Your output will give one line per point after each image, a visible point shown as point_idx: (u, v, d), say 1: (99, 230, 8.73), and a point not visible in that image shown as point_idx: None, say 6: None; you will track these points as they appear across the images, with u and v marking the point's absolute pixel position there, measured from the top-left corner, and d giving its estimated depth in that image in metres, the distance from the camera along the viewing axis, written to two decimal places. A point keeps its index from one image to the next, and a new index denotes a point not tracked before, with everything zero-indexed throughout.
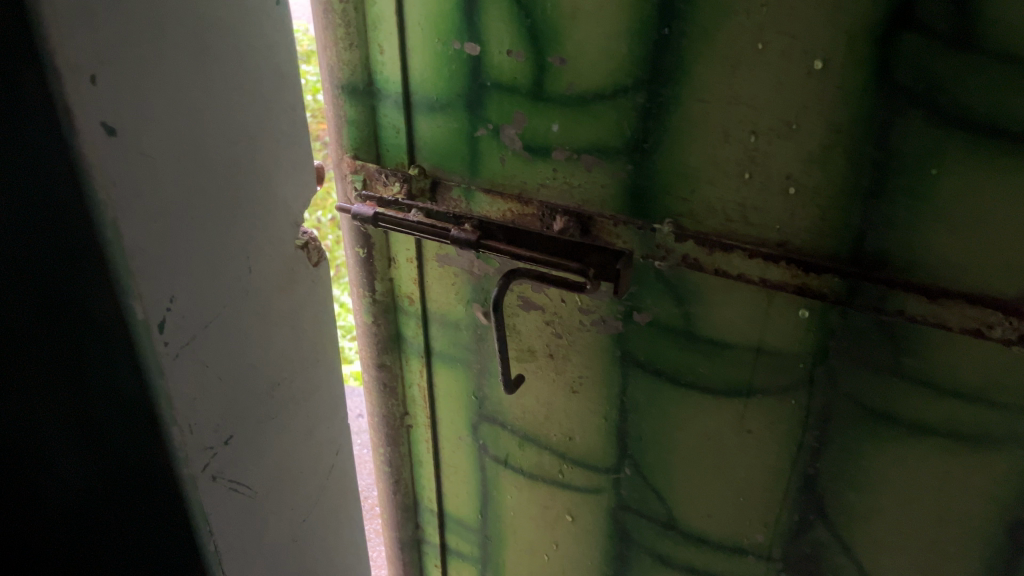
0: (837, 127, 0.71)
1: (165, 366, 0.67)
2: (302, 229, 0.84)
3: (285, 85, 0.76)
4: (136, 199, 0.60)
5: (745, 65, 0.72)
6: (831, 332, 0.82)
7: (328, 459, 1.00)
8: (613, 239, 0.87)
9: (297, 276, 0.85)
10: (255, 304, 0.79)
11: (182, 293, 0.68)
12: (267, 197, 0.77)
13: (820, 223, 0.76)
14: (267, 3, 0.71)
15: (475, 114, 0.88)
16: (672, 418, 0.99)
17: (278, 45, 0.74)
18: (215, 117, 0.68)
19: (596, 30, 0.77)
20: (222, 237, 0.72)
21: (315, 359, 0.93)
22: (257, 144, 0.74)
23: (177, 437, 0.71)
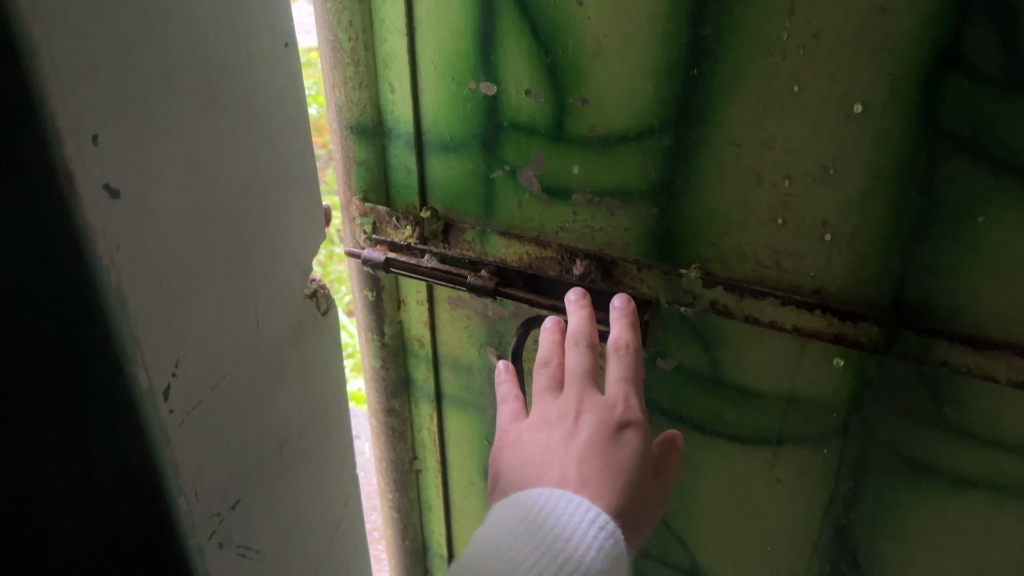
0: (876, 172, 0.68)
1: (171, 434, 0.63)
2: (310, 278, 0.81)
3: (293, 130, 0.72)
4: (141, 260, 0.56)
5: (780, 107, 0.68)
6: (868, 381, 0.78)
7: (336, 512, 0.95)
8: (637, 283, 0.84)
9: (308, 328, 0.80)
10: (264, 361, 0.74)
11: (188, 356, 0.63)
12: (276, 248, 0.72)
13: (857, 270, 0.73)
14: (275, 45, 0.67)
15: (490, 155, 0.84)
16: (697, 464, 0.95)
17: (285, 89, 0.70)
18: (222, 169, 0.63)
19: (621, 69, 0.73)
20: (230, 294, 0.67)
21: (323, 409, 0.88)
22: (264, 194, 0.69)
23: (182, 505, 0.66)
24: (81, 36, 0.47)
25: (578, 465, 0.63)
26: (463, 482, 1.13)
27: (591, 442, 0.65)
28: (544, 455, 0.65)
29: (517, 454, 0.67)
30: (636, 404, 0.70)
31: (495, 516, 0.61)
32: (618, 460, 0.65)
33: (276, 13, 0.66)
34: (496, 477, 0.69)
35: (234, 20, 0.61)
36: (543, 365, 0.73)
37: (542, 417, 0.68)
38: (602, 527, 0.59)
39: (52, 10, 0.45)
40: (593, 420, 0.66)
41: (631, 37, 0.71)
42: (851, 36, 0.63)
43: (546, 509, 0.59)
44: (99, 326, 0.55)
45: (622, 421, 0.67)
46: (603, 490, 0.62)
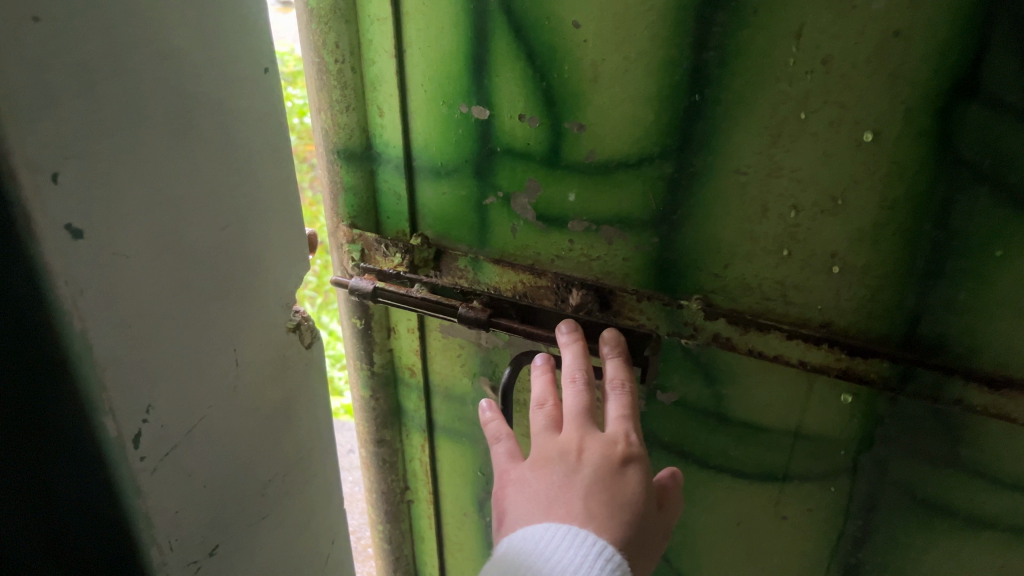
0: (889, 204, 0.64)
1: (142, 484, 0.58)
2: (295, 309, 0.74)
3: (279, 158, 0.67)
4: (110, 306, 0.51)
5: (787, 135, 0.65)
6: (879, 419, 0.75)
7: (324, 548, 0.90)
8: (636, 314, 0.80)
9: (288, 361, 0.74)
10: (246, 403, 0.69)
11: (162, 400, 0.58)
12: (259, 282, 0.68)
13: (868, 304, 0.69)
14: (258, 73, 0.62)
15: (484, 181, 0.80)
16: (699, 499, 0.91)
17: (270, 123, 0.65)
18: (200, 202, 0.59)
19: (621, 95, 0.69)
20: (210, 333, 0.62)
21: (308, 448, 0.82)
22: (247, 228, 0.64)
23: (156, 557, 0.62)
24: (41, 70, 0.44)
25: (584, 503, 0.58)
26: (456, 513, 1.09)
27: (596, 478, 0.60)
28: (547, 495, 0.60)
29: (518, 495, 0.62)
30: (637, 440, 0.65)
31: (497, 554, 0.57)
32: (623, 498, 0.60)
33: (261, 38, 0.61)
34: (497, 522, 0.63)
35: (212, 47, 0.57)
36: (538, 405, 0.68)
37: (542, 454, 0.63)
38: (608, 559, 0.54)
39: (7, 42, 0.41)
40: (596, 456, 0.61)
41: (632, 61, 0.68)
42: (864, 63, 0.60)
43: (549, 543, 0.55)
44: (65, 373, 0.52)
45: (626, 456, 0.62)
46: (611, 529, 0.57)
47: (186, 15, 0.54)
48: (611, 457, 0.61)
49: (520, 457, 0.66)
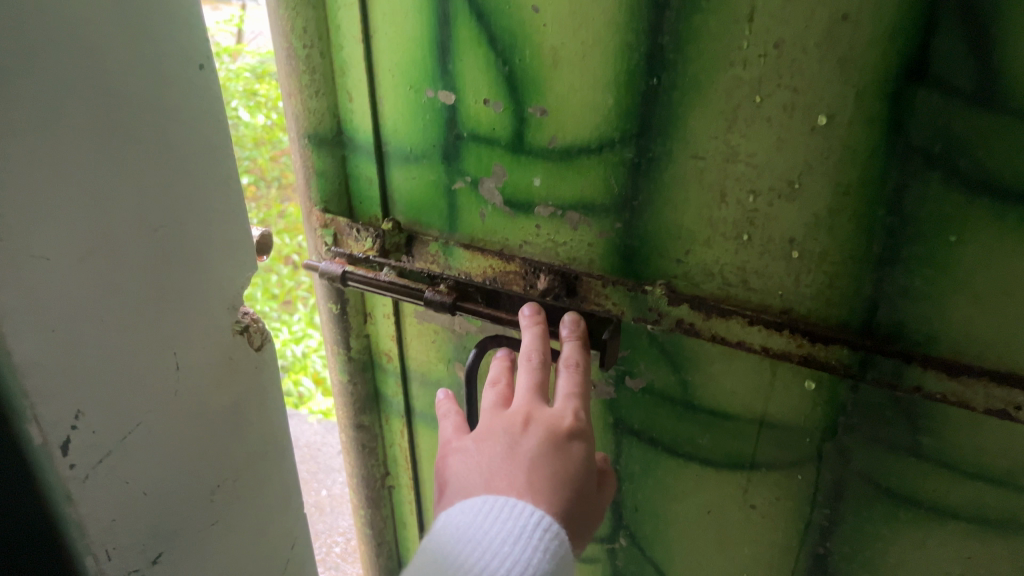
0: (845, 189, 0.64)
1: (74, 492, 0.59)
2: (244, 310, 0.74)
3: (215, 157, 0.66)
4: (25, 313, 0.52)
5: (742, 120, 0.65)
6: (842, 407, 0.75)
7: (283, 553, 0.88)
8: (602, 300, 0.80)
9: (236, 365, 0.74)
10: (191, 404, 0.69)
11: (93, 406, 0.59)
12: (203, 286, 0.68)
13: (827, 290, 0.69)
14: (187, 69, 0.62)
15: (452, 166, 0.81)
16: (670, 486, 0.91)
17: (204, 119, 0.64)
18: (130, 203, 0.59)
19: (581, 79, 0.70)
20: (148, 335, 0.63)
21: (264, 451, 0.81)
22: (183, 230, 0.64)
23: (91, 565, 0.63)
24: None
25: (525, 474, 0.60)
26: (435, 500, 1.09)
27: (539, 451, 0.62)
28: (490, 465, 0.62)
29: (462, 464, 0.63)
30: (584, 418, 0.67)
31: (437, 528, 0.59)
32: (565, 472, 0.62)
33: (188, 33, 0.61)
34: (439, 491, 0.65)
35: (140, 43, 0.57)
36: (491, 383, 0.71)
37: (489, 426, 0.65)
38: (546, 529, 0.57)
39: None
40: (541, 429, 0.63)
41: (589, 46, 0.68)
42: (814, 46, 0.60)
43: (487, 515, 0.57)
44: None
45: (571, 431, 0.64)
46: (550, 500, 0.59)
47: (101, 17, 0.53)
48: (556, 432, 0.63)
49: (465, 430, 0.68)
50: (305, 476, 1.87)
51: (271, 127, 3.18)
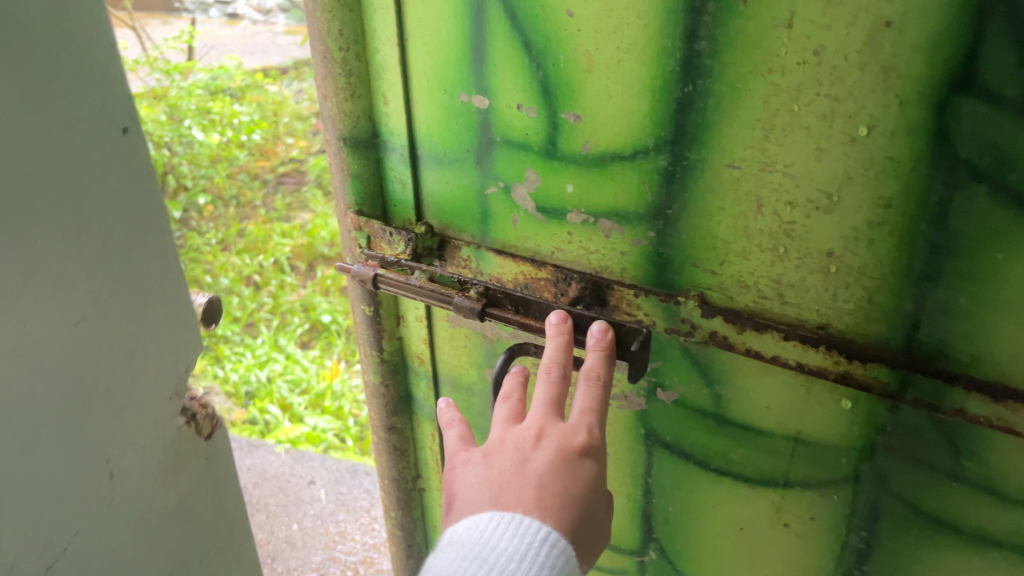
0: (886, 202, 0.62)
1: None
2: (191, 396, 0.70)
3: (150, 228, 0.60)
4: None
5: (780, 128, 0.63)
6: (881, 428, 0.72)
7: None
8: (634, 309, 0.79)
9: (182, 457, 0.70)
10: (135, 504, 0.65)
11: (15, 538, 0.53)
12: (115, 382, 0.60)
13: (866, 306, 0.67)
14: (111, 133, 0.54)
15: (484, 171, 0.80)
16: (701, 501, 0.89)
17: (104, 169, 0.55)
18: (58, 310, 0.53)
19: (615, 85, 0.69)
20: (56, 453, 0.56)
21: (205, 529, 0.76)
22: (110, 329, 0.58)
23: None
24: None
25: (535, 490, 0.61)
26: None
27: (550, 468, 0.63)
28: (500, 479, 0.63)
29: (470, 475, 0.65)
30: (600, 434, 0.67)
31: (443, 544, 0.60)
32: (576, 489, 0.63)
33: (108, 92, 0.54)
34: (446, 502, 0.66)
35: (61, 107, 0.50)
36: (502, 398, 0.71)
37: (502, 439, 0.66)
38: (553, 545, 0.58)
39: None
40: (554, 446, 0.64)
41: (624, 51, 0.67)
42: (855, 54, 0.58)
43: (494, 532, 0.58)
44: None
45: (584, 449, 0.65)
46: (559, 517, 0.60)
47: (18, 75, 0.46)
48: (569, 449, 0.64)
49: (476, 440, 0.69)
50: (275, 510, 1.85)
51: (223, 145, 3.50)
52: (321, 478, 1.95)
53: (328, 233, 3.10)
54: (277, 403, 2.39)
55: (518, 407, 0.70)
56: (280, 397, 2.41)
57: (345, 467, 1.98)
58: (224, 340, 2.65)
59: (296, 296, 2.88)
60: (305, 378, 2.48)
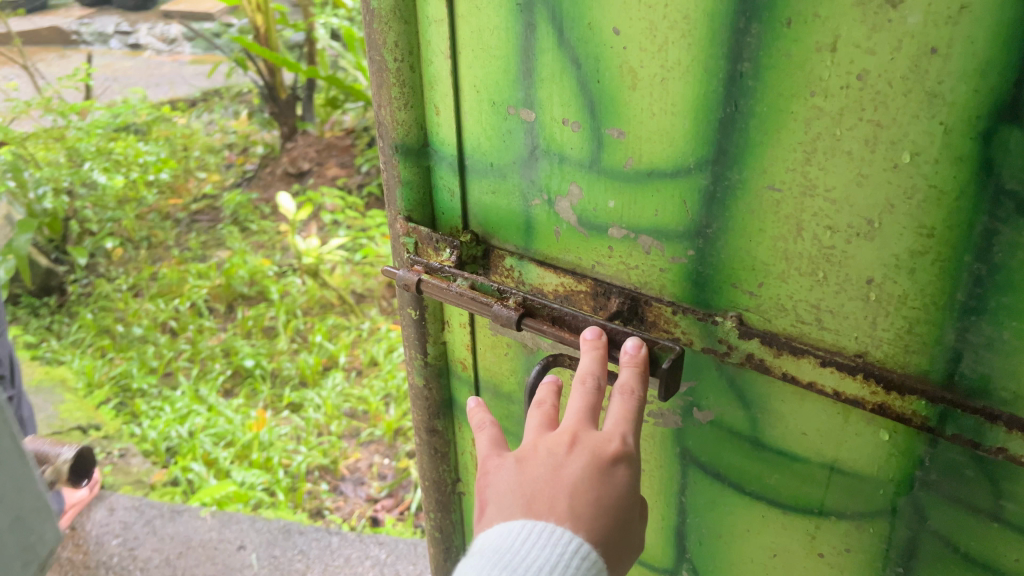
0: (928, 231, 0.60)
1: None
2: None
3: None
4: None
5: (821, 152, 0.62)
6: (919, 462, 0.70)
7: None
8: (672, 327, 0.79)
9: None
10: None
11: None
12: None
13: (906, 336, 0.65)
14: None
15: (529, 183, 0.81)
16: (736, 524, 0.88)
17: None
18: None
19: (658, 103, 0.69)
20: None
21: None
22: None
23: None
24: None
25: (568, 500, 0.63)
26: None
27: (583, 479, 0.64)
28: (532, 488, 0.64)
29: (502, 481, 0.66)
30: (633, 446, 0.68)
31: (473, 551, 0.62)
32: (609, 499, 0.64)
33: None
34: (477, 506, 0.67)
35: None
36: (536, 404, 0.72)
37: (534, 447, 0.67)
38: (583, 557, 0.60)
39: None
40: (587, 457, 0.65)
41: (668, 69, 0.67)
42: (900, 80, 0.57)
43: (526, 542, 0.60)
44: None
45: (617, 461, 0.66)
46: (589, 528, 0.62)
47: None
48: (602, 460, 0.65)
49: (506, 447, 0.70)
50: None
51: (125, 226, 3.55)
52: (251, 542, 1.87)
53: (245, 271, 3.15)
54: (200, 459, 2.25)
55: (550, 416, 0.71)
56: (203, 452, 2.28)
57: (277, 527, 1.91)
58: (139, 393, 2.60)
59: (213, 343, 2.84)
60: (224, 429, 2.34)
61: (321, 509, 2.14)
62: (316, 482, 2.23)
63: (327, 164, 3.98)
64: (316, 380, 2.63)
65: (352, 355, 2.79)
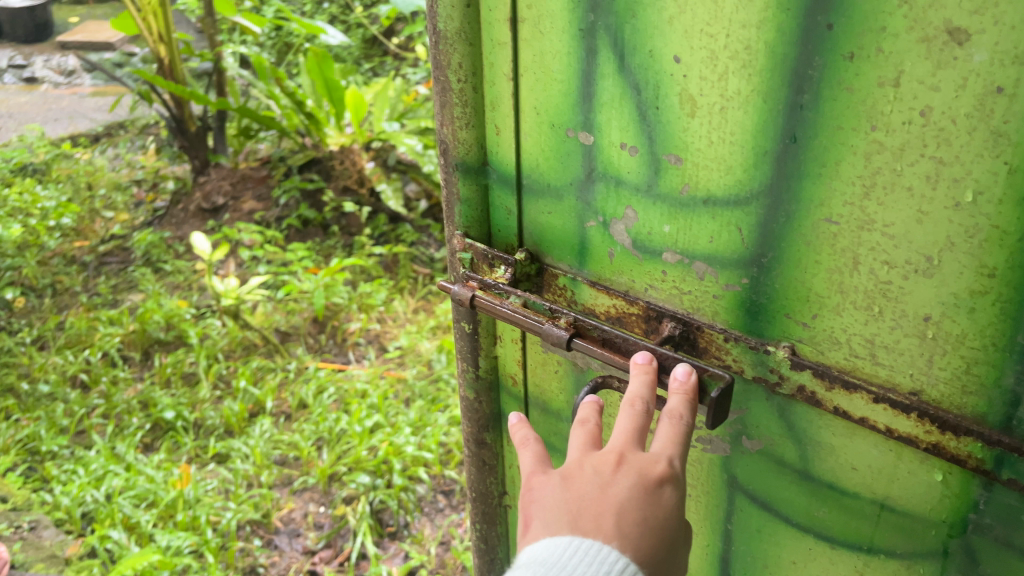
0: (989, 271, 0.59)
1: None
2: None
3: None
4: None
5: (881, 187, 0.62)
6: (973, 505, 0.68)
7: None
8: (723, 354, 0.78)
9: None
10: None
11: None
12: None
13: (964, 376, 0.64)
14: None
15: (585, 205, 0.82)
16: (783, 555, 0.87)
17: None
18: None
19: (717, 132, 0.69)
20: None
21: None
22: None
23: None
24: None
25: (614, 519, 0.63)
26: None
27: (630, 499, 0.64)
28: (578, 505, 0.65)
29: (547, 498, 0.67)
30: (680, 469, 0.69)
31: (519, 563, 0.62)
32: (655, 520, 0.64)
33: None
34: (520, 522, 0.68)
35: None
36: (580, 422, 0.72)
37: (580, 466, 0.68)
38: None
39: None
40: (634, 478, 0.66)
41: (728, 99, 0.67)
42: (964, 117, 0.56)
43: (571, 558, 0.60)
44: None
45: (664, 482, 0.66)
46: (636, 547, 0.62)
47: None
48: (649, 482, 0.65)
49: (549, 464, 0.71)
50: None
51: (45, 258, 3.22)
52: None
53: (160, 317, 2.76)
54: (120, 525, 1.93)
55: (594, 436, 0.71)
56: (123, 516, 1.96)
57: None
58: (49, 456, 2.24)
59: (128, 396, 2.48)
60: (144, 488, 2.04)
61: (253, 568, 1.90)
62: (247, 538, 1.97)
63: (243, 199, 3.54)
64: (242, 428, 2.34)
65: (278, 399, 2.49)
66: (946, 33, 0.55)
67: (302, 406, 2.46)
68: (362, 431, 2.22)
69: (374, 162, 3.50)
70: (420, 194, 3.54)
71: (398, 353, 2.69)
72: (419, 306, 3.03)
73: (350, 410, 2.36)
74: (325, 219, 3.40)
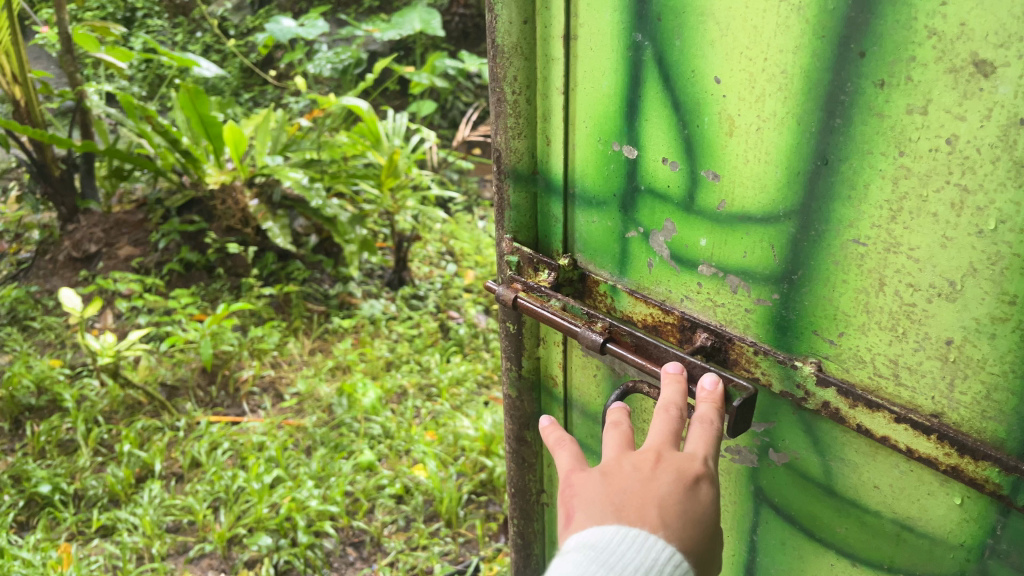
0: (1010, 298, 0.60)
1: None
2: None
3: None
4: None
5: (907, 212, 0.64)
6: (991, 530, 0.69)
7: None
8: (752, 367, 0.80)
9: None
10: None
11: None
12: None
13: (984, 401, 0.65)
14: None
15: (628, 216, 0.86)
16: (806, 569, 0.88)
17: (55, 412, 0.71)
18: None
19: (753, 152, 0.72)
20: None
21: None
22: None
23: None
24: None
25: (657, 510, 0.66)
26: None
27: (671, 493, 0.67)
28: (621, 497, 0.67)
29: (590, 492, 0.69)
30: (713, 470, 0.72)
31: (567, 549, 0.64)
32: (695, 513, 0.67)
33: None
34: (563, 517, 0.70)
35: None
36: (613, 425, 0.76)
37: (620, 464, 0.71)
38: (674, 565, 0.63)
39: None
40: (673, 474, 0.68)
41: (764, 120, 0.70)
42: (988, 147, 0.58)
43: (620, 545, 0.63)
44: None
45: (700, 479, 0.69)
46: (679, 537, 0.65)
47: None
48: (687, 479, 0.68)
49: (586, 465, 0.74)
50: None
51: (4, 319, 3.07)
52: None
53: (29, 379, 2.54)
54: None
55: (628, 439, 0.75)
56: None
57: None
58: None
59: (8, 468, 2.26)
60: None
61: None
62: None
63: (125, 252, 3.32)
64: (128, 496, 2.15)
65: (167, 459, 2.32)
66: (973, 64, 0.56)
67: (191, 467, 2.27)
68: (261, 489, 2.07)
69: (256, 195, 3.23)
70: (308, 228, 3.42)
71: (295, 402, 2.59)
72: (313, 348, 2.96)
73: (246, 465, 2.23)
74: (206, 261, 3.27)
